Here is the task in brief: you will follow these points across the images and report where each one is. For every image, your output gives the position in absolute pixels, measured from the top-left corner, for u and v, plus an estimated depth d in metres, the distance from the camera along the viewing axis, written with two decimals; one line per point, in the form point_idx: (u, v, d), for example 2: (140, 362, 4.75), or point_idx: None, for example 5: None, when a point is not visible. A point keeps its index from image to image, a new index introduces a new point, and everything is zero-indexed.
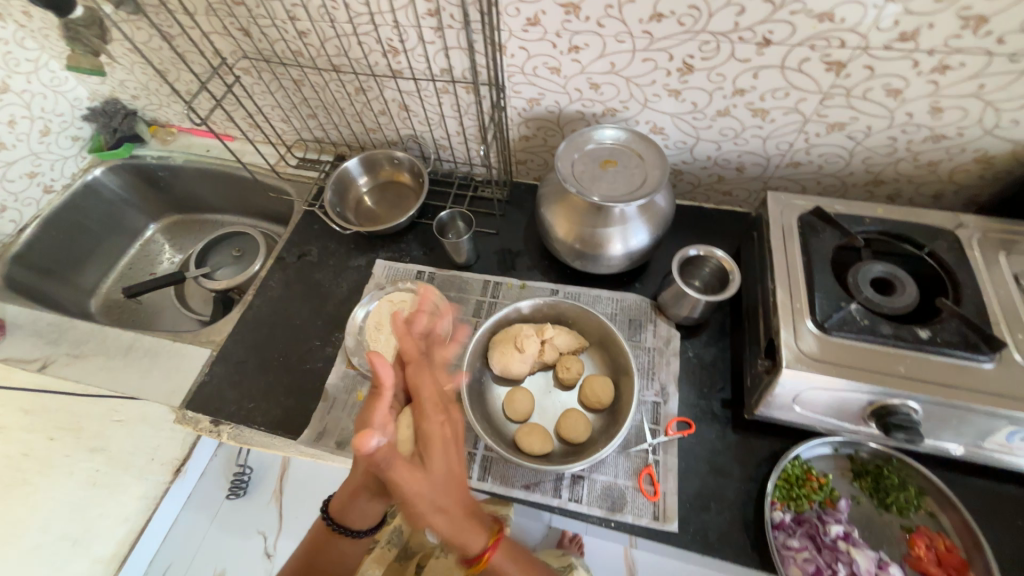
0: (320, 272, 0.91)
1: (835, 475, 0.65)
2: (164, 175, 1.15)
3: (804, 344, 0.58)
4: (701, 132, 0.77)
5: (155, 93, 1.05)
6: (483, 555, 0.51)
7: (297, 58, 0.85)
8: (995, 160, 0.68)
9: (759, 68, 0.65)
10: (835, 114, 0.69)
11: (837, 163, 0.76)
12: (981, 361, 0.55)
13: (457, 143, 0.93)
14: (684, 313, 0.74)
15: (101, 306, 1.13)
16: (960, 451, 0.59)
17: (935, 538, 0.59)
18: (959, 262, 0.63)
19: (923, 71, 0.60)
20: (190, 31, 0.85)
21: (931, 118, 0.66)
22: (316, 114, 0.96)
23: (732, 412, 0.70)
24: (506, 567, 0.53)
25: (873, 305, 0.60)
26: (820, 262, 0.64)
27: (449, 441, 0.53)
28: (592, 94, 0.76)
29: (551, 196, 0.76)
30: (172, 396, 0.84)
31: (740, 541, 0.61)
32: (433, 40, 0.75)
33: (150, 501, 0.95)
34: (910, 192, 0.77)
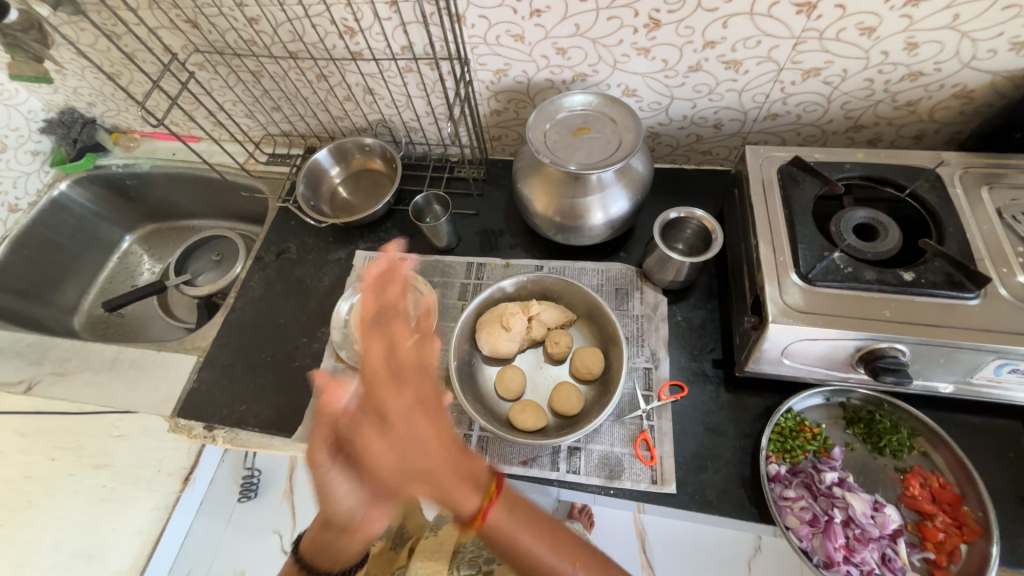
0: (301, 269, 0.89)
1: (828, 424, 0.65)
2: (133, 184, 1.12)
3: (790, 298, 0.58)
4: (675, 91, 0.75)
5: (111, 98, 1.01)
6: (479, 518, 0.48)
7: (251, 47, 0.81)
8: (974, 94, 0.67)
9: (729, 16, 0.63)
10: (809, 60, 0.67)
11: (816, 111, 0.74)
12: (967, 298, 0.55)
13: (427, 124, 0.90)
14: (670, 277, 0.73)
15: (85, 323, 1.11)
16: (949, 388, 0.60)
17: (928, 476, 0.60)
18: (942, 201, 0.62)
19: (896, 6, 0.58)
20: (135, 27, 0.82)
21: (906, 55, 0.64)
22: (279, 107, 0.93)
23: (723, 372, 0.70)
24: (507, 525, 0.49)
25: (856, 251, 0.60)
26: (802, 213, 0.63)
27: (412, 402, 0.48)
28: (559, 60, 0.74)
29: (526, 170, 0.74)
30: (163, 405, 0.83)
31: (738, 497, 0.62)
32: (389, 16, 0.71)
33: (162, 512, 0.96)
34: (891, 134, 0.76)
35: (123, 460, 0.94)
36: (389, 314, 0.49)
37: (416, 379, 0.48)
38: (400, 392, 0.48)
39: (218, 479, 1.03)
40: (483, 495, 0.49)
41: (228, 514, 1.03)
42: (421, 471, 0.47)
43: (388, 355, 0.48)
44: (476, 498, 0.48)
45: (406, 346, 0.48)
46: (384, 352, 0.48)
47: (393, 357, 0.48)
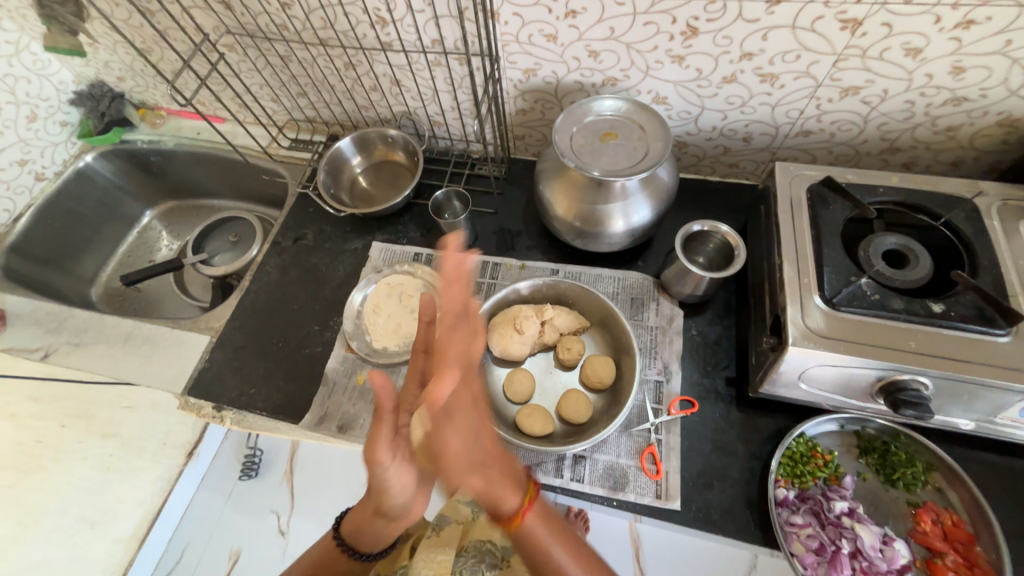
0: (317, 256, 0.90)
1: (841, 452, 0.64)
2: (157, 161, 1.13)
3: (812, 321, 0.56)
4: (707, 101, 0.74)
5: (140, 74, 1.02)
6: (519, 514, 0.50)
7: (282, 32, 0.81)
8: (1019, 123, 0.65)
9: (769, 28, 0.61)
10: (849, 78, 0.65)
11: (850, 131, 0.72)
12: (997, 335, 0.53)
13: (452, 119, 0.90)
14: (688, 291, 0.72)
15: (103, 295, 1.13)
16: (970, 426, 0.58)
17: (942, 513, 0.58)
18: (977, 232, 0.60)
19: (946, 27, 0.56)
20: (169, 6, 0.82)
21: (951, 80, 0.62)
22: (305, 93, 0.93)
23: (736, 390, 0.69)
24: (539, 531, 0.52)
25: (884, 278, 0.58)
26: (830, 235, 0.62)
27: (473, 402, 0.47)
28: (590, 63, 0.73)
29: (549, 173, 0.74)
30: (174, 382, 0.84)
31: (743, 519, 0.61)
32: (421, 8, 0.71)
33: (166, 484, 0.97)
34: (927, 160, 0.74)
35: (132, 432, 0.96)
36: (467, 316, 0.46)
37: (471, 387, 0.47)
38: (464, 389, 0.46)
39: (220, 457, 1.01)
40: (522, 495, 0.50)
41: (228, 493, 0.99)
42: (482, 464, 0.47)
43: (462, 352, 0.46)
44: (516, 497, 0.50)
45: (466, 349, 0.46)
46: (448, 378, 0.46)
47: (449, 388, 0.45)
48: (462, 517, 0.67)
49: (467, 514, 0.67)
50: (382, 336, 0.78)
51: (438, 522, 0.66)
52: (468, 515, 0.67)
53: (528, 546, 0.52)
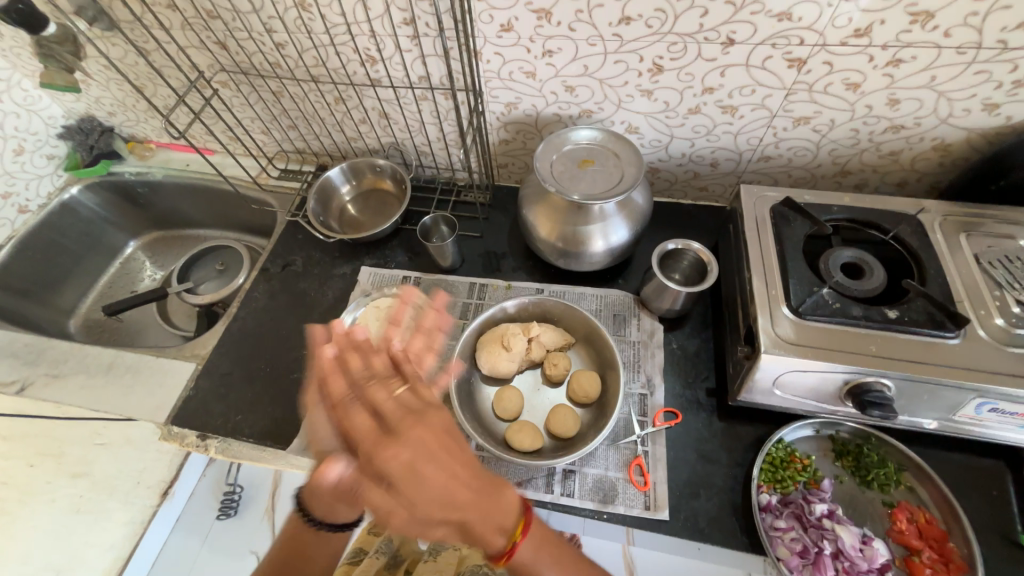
0: (305, 282, 0.91)
1: (818, 456, 0.66)
2: (144, 192, 1.14)
3: (781, 330, 0.60)
4: (675, 131, 0.80)
5: (132, 109, 1.05)
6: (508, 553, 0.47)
7: (275, 69, 0.85)
8: (951, 148, 0.72)
9: (726, 66, 0.68)
10: (799, 109, 0.72)
11: (805, 156, 0.79)
12: (948, 338, 0.58)
13: (438, 149, 0.94)
14: (666, 306, 0.76)
15: (81, 326, 1.11)
16: (933, 425, 0.62)
17: (915, 511, 0.61)
18: (923, 245, 0.66)
19: (878, 65, 0.64)
20: (166, 45, 0.86)
21: (889, 110, 0.69)
22: (296, 125, 0.97)
23: (717, 400, 0.72)
24: (537, 560, 0.49)
25: (844, 288, 0.62)
26: (793, 250, 0.66)
27: (413, 456, 0.43)
28: (567, 97, 0.78)
29: (532, 197, 0.78)
30: (158, 412, 0.82)
31: (730, 526, 0.63)
32: (409, 48, 0.76)
33: (137, 527, 0.90)
34: (876, 181, 0.81)
35: (106, 471, 0.92)
36: (361, 383, 0.50)
37: (428, 463, 0.44)
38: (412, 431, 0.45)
39: (197, 495, 0.94)
40: (508, 534, 0.46)
41: (205, 533, 0.92)
42: (440, 518, 0.43)
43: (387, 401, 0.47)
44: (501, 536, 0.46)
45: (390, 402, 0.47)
46: (369, 419, 0.47)
47: (378, 415, 0.47)
48: (461, 543, 0.64)
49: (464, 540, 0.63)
50: None
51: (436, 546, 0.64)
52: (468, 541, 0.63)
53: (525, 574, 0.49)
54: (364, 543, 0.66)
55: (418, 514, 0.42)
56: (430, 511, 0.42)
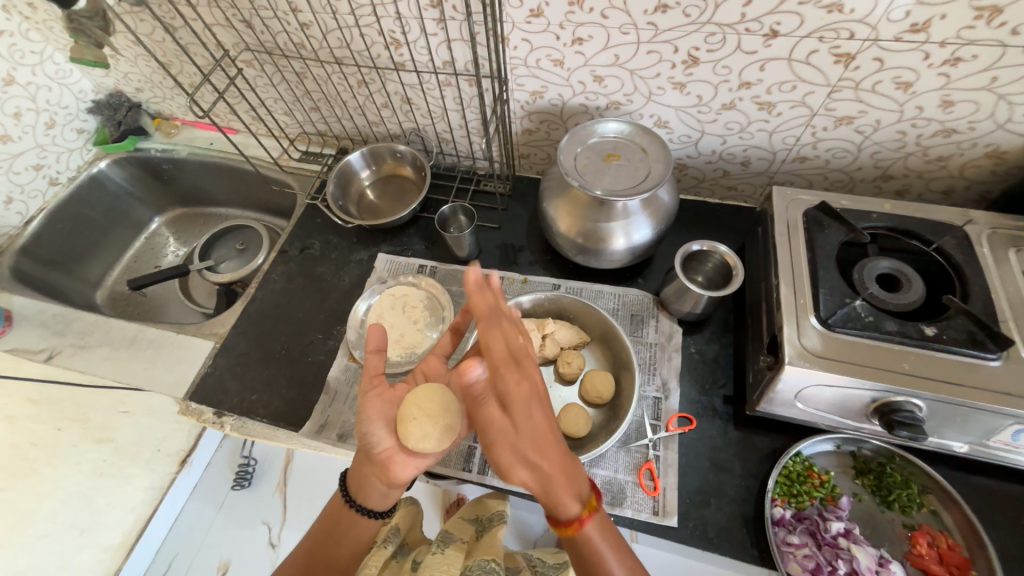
0: (322, 266, 0.91)
1: (837, 472, 0.64)
2: (169, 169, 1.16)
3: (808, 341, 0.58)
4: (707, 126, 0.76)
5: (159, 86, 1.05)
6: (575, 523, 0.48)
7: (299, 50, 0.84)
8: (1007, 156, 0.67)
9: (766, 60, 0.64)
10: (842, 108, 0.68)
11: (845, 158, 0.75)
12: (989, 359, 0.54)
13: (459, 136, 0.93)
14: (686, 309, 0.74)
15: (107, 298, 1.14)
16: (965, 449, 0.59)
17: (937, 536, 0.59)
18: (967, 259, 0.62)
19: (935, 63, 0.59)
20: (192, 23, 0.85)
21: (942, 112, 0.64)
22: (319, 107, 0.96)
23: (733, 408, 0.70)
24: (601, 546, 0.48)
25: (878, 301, 0.59)
26: (826, 258, 0.63)
27: (527, 394, 0.48)
28: (595, 87, 0.76)
29: (554, 190, 0.76)
30: (177, 387, 0.84)
31: (740, 537, 0.61)
32: (435, 32, 0.74)
33: (157, 492, 0.96)
34: (919, 187, 0.76)
35: (131, 438, 0.95)
36: (496, 316, 0.49)
37: (531, 408, 0.48)
38: (522, 380, 0.48)
39: (213, 465, 1.04)
40: (582, 504, 0.48)
41: (220, 502, 1.02)
42: (529, 457, 0.48)
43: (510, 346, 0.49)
44: (577, 505, 0.48)
45: (516, 347, 0.49)
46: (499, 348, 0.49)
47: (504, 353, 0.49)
48: (467, 537, 0.63)
49: (470, 533, 0.63)
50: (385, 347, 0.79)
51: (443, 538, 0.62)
52: (473, 534, 0.63)
53: (585, 560, 0.48)
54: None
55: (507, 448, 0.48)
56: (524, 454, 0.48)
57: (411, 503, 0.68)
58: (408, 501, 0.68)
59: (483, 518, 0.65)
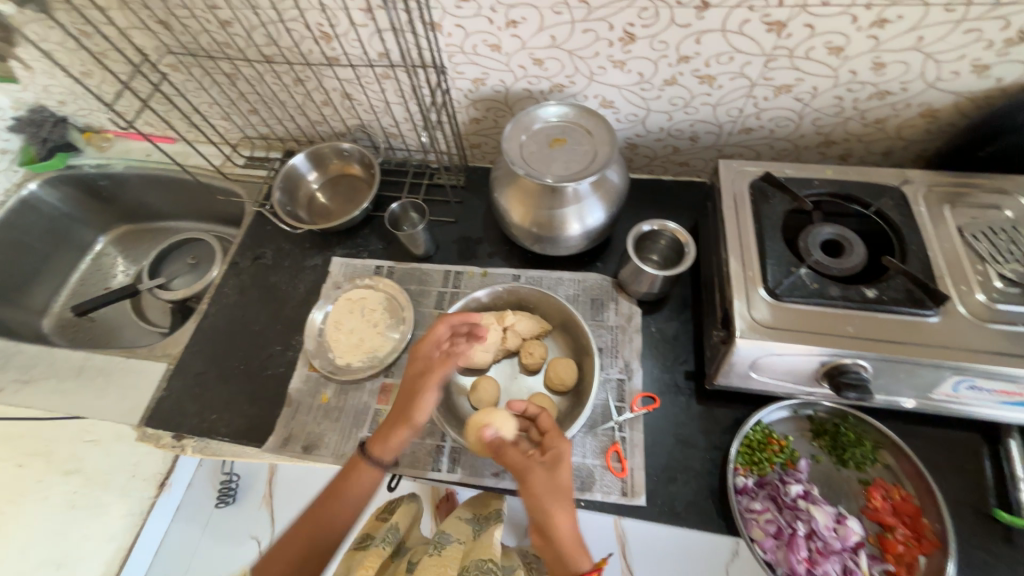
0: (276, 275, 0.88)
1: (796, 437, 0.66)
2: (107, 185, 1.10)
3: (758, 313, 0.58)
4: (651, 104, 0.76)
5: (82, 97, 0.99)
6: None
7: (225, 50, 0.80)
8: (939, 114, 0.69)
9: (701, 32, 0.63)
10: (780, 76, 0.68)
11: (788, 126, 0.75)
12: (927, 315, 0.56)
13: (406, 130, 0.90)
14: (644, 289, 0.74)
15: (55, 326, 1.09)
16: (911, 403, 0.61)
17: (890, 489, 0.61)
18: (905, 219, 0.63)
19: (862, 26, 0.59)
20: (106, 28, 0.80)
21: (874, 75, 0.65)
22: (256, 109, 0.92)
23: (695, 384, 0.71)
24: None
25: (823, 267, 0.60)
26: (772, 229, 0.64)
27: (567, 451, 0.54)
28: (536, 71, 0.74)
29: (503, 181, 0.74)
30: (131, 413, 0.81)
31: (706, 509, 0.63)
32: (365, 23, 0.70)
33: (136, 518, 0.93)
34: (861, 151, 0.78)
35: (94, 468, 0.92)
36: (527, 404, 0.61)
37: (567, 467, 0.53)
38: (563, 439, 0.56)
39: (195, 484, 1.01)
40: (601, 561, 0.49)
41: (205, 521, 0.99)
42: (568, 503, 0.50)
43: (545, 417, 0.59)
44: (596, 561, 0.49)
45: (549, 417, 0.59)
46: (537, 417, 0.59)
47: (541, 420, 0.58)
48: (465, 537, 0.60)
49: (470, 533, 0.60)
50: (345, 353, 0.77)
51: (439, 539, 0.59)
52: (472, 534, 0.60)
53: None
54: (370, 528, 0.65)
55: (549, 500, 0.49)
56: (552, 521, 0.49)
57: (411, 500, 0.68)
58: (408, 500, 0.68)
59: (482, 517, 0.62)
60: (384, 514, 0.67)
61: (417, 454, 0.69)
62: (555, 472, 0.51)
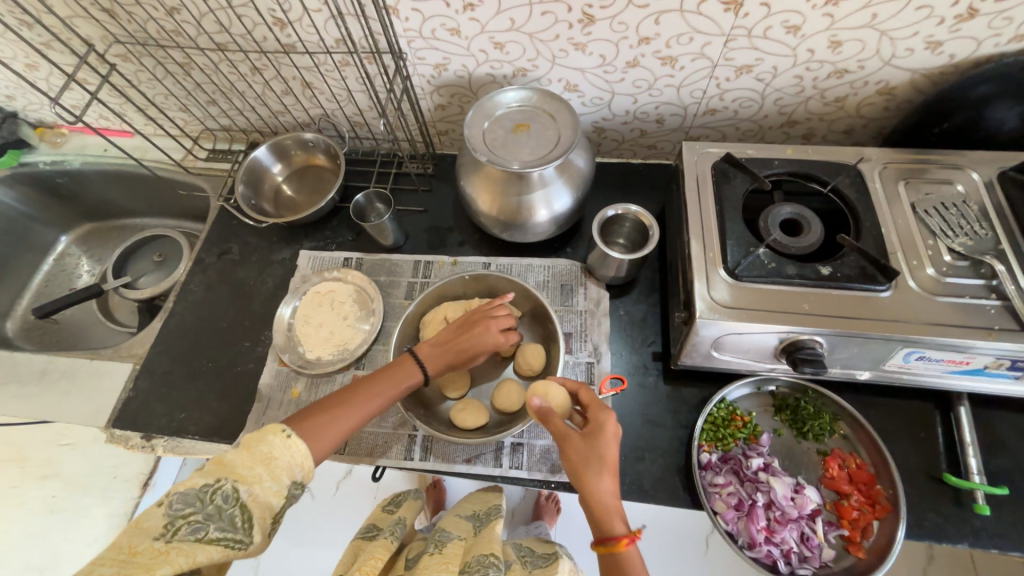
0: (243, 270, 0.87)
1: (758, 412, 0.68)
2: (65, 183, 1.06)
3: (717, 294, 0.59)
4: (616, 87, 0.75)
5: (30, 91, 0.95)
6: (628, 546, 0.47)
7: (175, 38, 0.77)
8: (896, 91, 0.70)
9: (660, 13, 0.63)
10: (740, 57, 0.68)
11: (751, 107, 0.76)
12: (879, 291, 0.57)
13: (371, 119, 0.88)
14: (611, 273, 0.75)
15: (19, 329, 1.06)
16: (867, 376, 0.63)
17: (846, 458, 0.64)
18: (860, 196, 0.64)
19: (818, 4, 0.59)
20: (48, 17, 0.76)
21: (831, 53, 0.65)
22: (215, 100, 0.89)
23: (662, 364, 0.72)
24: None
25: (781, 246, 0.61)
26: (732, 209, 0.65)
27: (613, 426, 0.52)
28: (498, 55, 0.73)
29: (468, 168, 0.73)
30: (98, 415, 0.79)
31: (673, 486, 0.64)
32: (318, 8, 0.68)
33: (122, 517, 0.90)
34: (823, 130, 0.79)
35: (68, 472, 0.91)
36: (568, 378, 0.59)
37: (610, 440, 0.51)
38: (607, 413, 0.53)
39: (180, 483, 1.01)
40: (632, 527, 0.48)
41: None
42: (605, 473, 0.49)
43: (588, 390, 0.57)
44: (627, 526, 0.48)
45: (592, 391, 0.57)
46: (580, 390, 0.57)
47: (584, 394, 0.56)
48: (465, 534, 0.66)
49: (469, 530, 0.67)
50: (315, 347, 0.76)
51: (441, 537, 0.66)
52: (472, 530, 0.66)
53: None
54: (379, 519, 0.71)
55: (585, 466, 0.49)
56: (589, 490, 0.48)
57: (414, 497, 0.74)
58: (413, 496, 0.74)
59: (482, 515, 0.69)
60: (391, 508, 0.73)
61: (390, 444, 0.70)
62: (596, 442, 0.50)
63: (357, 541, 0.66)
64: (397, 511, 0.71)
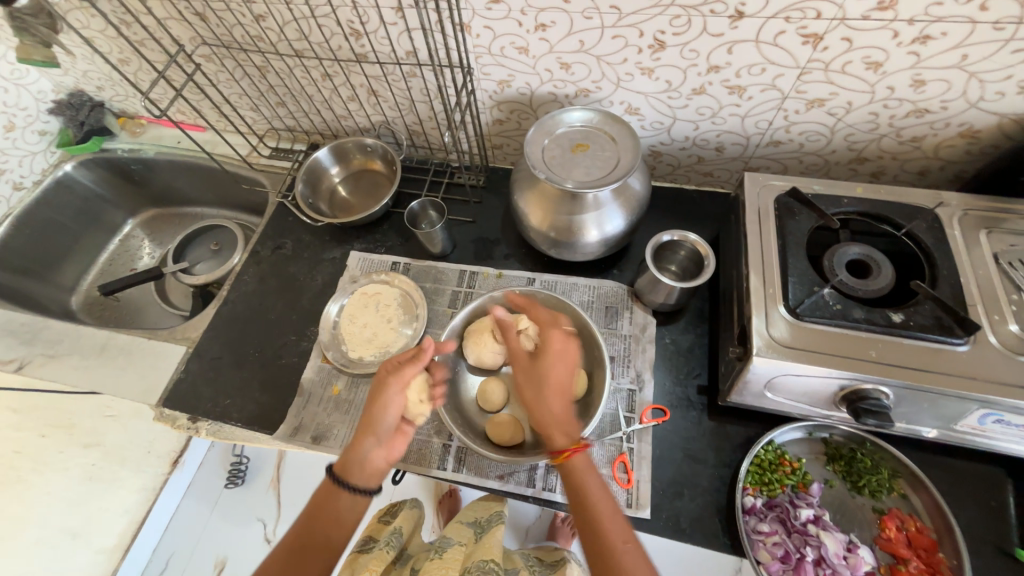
0: (295, 266, 0.90)
1: (809, 459, 0.65)
2: (138, 169, 1.13)
3: (777, 332, 0.57)
4: (678, 112, 0.75)
5: (119, 83, 1.02)
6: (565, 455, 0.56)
7: (257, 43, 0.81)
8: (980, 135, 0.66)
9: (734, 42, 0.62)
10: (813, 90, 0.66)
11: (819, 141, 0.74)
12: (956, 344, 0.54)
13: (429, 128, 0.91)
14: (660, 300, 0.73)
15: (82, 303, 1.12)
16: (933, 434, 0.59)
17: (906, 519, 0.59)
18: (936, 242, 0.61)
19: (904, 42, 0.57)
20: (146, 18, 0.83)
21: (913, 92, 0.63)
22: (284, 103, 0.94)
23: (707, 399, 0.70)
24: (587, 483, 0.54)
25: (847, 288, 0.59)
26: (796, 245, 0.62)
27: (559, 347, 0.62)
28: (562, 75, 0.73)
29: (523, 183, 0.74)
30: (148, 393, 0.83)
31: (712, 527, 0.62)
32: (394, 21, 0.71)
33: (150, 493, 0.99)
34: (894, 169, 0.75)
35: (113, 443, 0.96)
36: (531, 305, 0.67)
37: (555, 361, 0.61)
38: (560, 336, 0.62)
39: (207, 463, 1.08)
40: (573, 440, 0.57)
41: (214, 501, 1.06)
42: (547, 389, 0.60)
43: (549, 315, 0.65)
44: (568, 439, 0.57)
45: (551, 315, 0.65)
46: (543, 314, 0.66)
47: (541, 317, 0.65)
48: (465, 540, 0.65)
49: (469, 536, 0.66)
50: (358, 346, 0.78)
51: (442, 544, 0.65)
52: (471, 537, 0.65)
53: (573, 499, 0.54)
54: (375, 531, 0.69)
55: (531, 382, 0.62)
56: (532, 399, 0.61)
57: (413, 506, 0.73)
58: (412, 504, 0.73)
59: (481, 522, 0.67)
60: (387, 518, 0.71)
61: (423, 453, 0.70)
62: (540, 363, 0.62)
63: (352, 555, 0.65)
64: (394, 521, 0.69)
